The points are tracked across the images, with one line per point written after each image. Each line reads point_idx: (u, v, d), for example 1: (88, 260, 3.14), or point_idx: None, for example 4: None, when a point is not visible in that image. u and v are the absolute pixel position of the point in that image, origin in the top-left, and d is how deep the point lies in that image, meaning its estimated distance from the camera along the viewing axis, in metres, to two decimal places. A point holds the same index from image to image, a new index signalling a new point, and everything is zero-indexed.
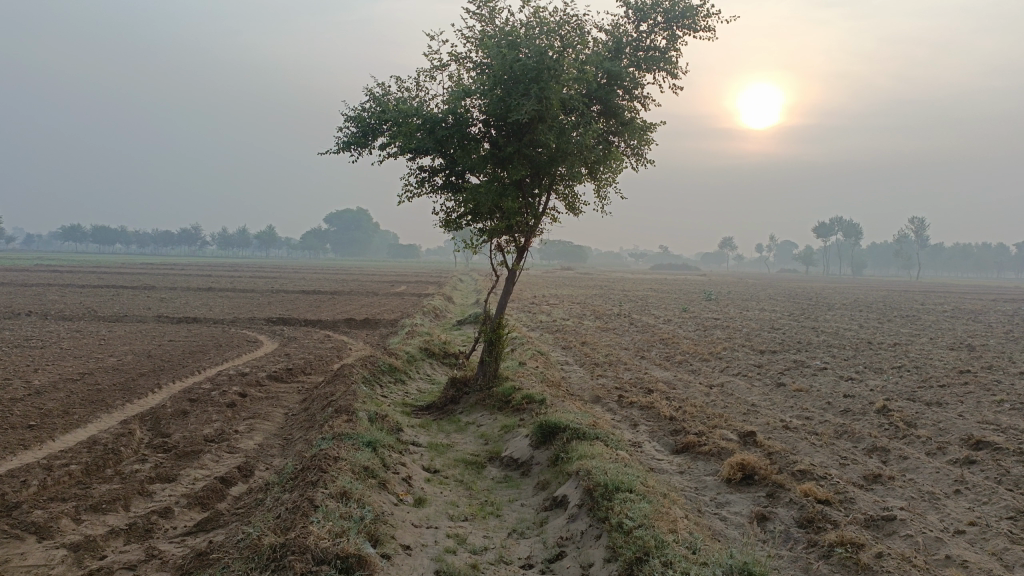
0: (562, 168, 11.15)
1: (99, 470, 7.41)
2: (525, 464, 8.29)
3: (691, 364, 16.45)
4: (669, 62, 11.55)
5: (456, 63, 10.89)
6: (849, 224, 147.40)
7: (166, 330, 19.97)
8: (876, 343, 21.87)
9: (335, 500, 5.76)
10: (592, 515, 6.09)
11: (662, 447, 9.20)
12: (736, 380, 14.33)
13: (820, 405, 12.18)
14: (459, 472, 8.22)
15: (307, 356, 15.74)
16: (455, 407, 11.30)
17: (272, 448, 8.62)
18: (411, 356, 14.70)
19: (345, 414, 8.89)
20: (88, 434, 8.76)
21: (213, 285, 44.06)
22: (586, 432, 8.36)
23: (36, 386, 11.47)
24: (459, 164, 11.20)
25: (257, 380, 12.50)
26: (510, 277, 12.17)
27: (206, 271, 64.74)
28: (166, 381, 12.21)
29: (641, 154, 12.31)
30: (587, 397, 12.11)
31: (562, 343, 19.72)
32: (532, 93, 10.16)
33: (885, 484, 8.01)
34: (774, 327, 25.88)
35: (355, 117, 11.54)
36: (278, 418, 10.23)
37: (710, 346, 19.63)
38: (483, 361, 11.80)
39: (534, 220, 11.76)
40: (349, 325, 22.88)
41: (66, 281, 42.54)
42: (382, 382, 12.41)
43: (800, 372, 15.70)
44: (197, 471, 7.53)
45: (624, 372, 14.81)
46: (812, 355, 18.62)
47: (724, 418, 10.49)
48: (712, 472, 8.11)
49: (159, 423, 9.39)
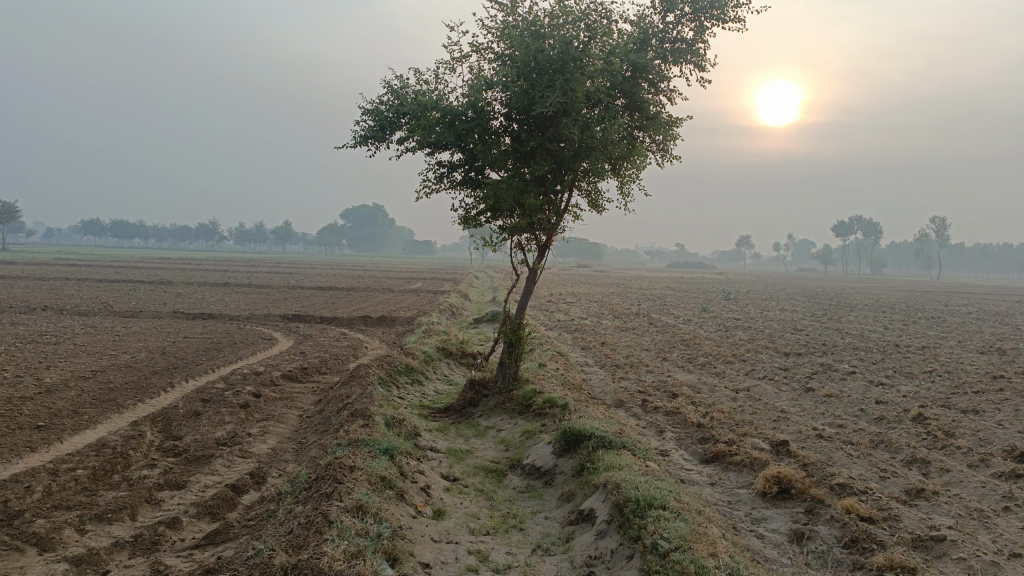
0: (586, 164, 10.77)
1: (107, 475, 7.13)
2: (548, 473, 7.93)
3: (715, 367, 16.02)
4: (696, 55, 11.14)
5: (477, 53, 10.53)
6: (869, 224, 145.61)
7: (181, 327, 19.75)
8: (904, 346, 21.28)
9: (351, 514, 5.43)
10: (623, 534, 5.74)
11: (690, 456, 8.80)
12: (763, 385, 13.88)
13: (852, 412, 11.72)
14: (479, 481, 7.88)
15: (322, 354, 15.47)
16: (473, 410, 10.96)
17: (286, 453, 8.31)
18: (428, 356, 14.38)
19: (361, 418, 8.56)
20: (98, 435, 8.50)
21: (230, 280, 44.10)
22: (612, 440, 7.99)
23: (46, 384, 11.24)
24: (479, 159, 10.85)
25: (272, 380, 12.23)
26: (530, 276, 11.79)
27: (223, 267, 65.00)
28: (179, 380, 11.95)
29: (666, 150, 11.90)
30: (610, 401, 11.73)
31: (581, 344, 19.35)
32: (556, 85, 9.79)
33: (929, 499, 7.57)
34: (797, 328, 25.34)
35: (373, 110, 11.22)
36: (292, 421, 9.94)
37: (733, 347, 19.16)
38: (502, 363, 11.45)
39: (556, 217, 11.40)
40: (365, 323, 22.59)
41: (83, 275, 42.71)
42: (398, 383, 12.10)
43: (828, 376, 15.20)
44: (208, 477, 7.24)
45: (647, 375, 14.41)
46: (839, 358, 18.10)
47: (754, 426, 10.07)
48: (745, 485, 7.72)
49: (170, 425, 9.11)
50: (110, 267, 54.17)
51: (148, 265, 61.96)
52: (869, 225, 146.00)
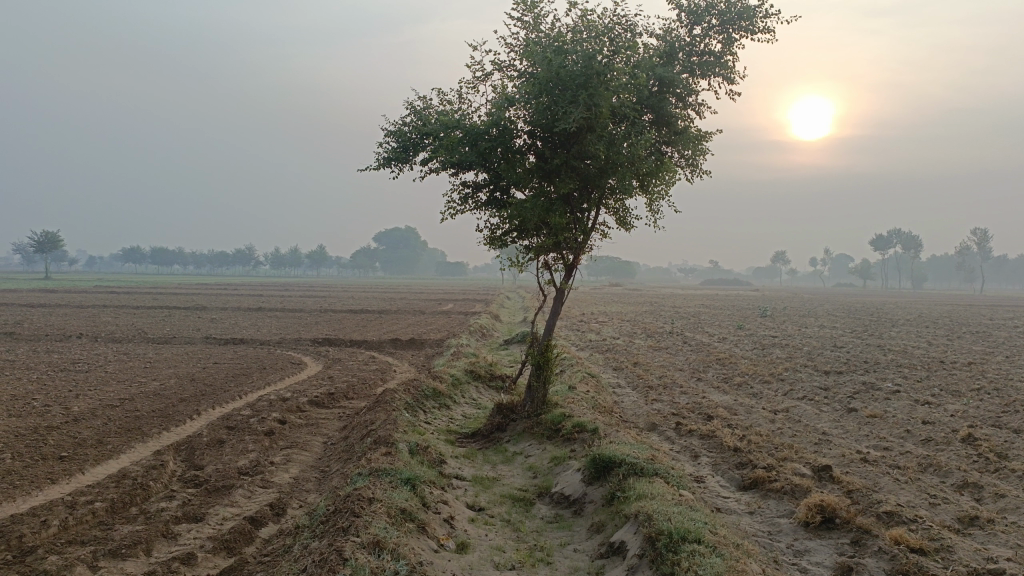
0: (613, 181, 10.51)
1: (124, 508, 6.98)
2: (578, 502, 7.61)
3: (752, 387, 15.53)
4: (725, 67, 10.86)
5: (499, 71, 10.35)
6: (908, 237, 142.75)
7: (212, 352, 19.79)
8: (949, 362, 20.52)
9: (367, 551, 5.19)
10: (655, 570, 5.40)
11: (727, 483, 8.41)
12: (802, 405, 13.38)
13: (897, 434, 11.19)
14: (506, 511, 7.59)
15: (350, 378, 15.32)
16: (501, 435, 10.68)
17: (308, 482, 8.10)
18: (456, 379, 14.15)
19: (383, 445, 8.34)
20: (120, 466, 8.39)
21: (264, 304, 44.48)
22: (644, 467, 7.65)
23: (74, 412, 11.23)
24: (504, 179, 10.64)
25: (298, 406, 12.08)
26: (558, 297, 11.50)
27: (258, 291, 65.90)
28: (206, 407, 11.88)
29: (696, 165, 11.60)
30: (642, 424, 11.36)
31: (613, 364, 18.95)
32: (580, 100, 9.57)
33: (985, 528, 7.10)
34: (836, 345, 24.61)
35: (396, 131, 11.09)
36: (316, 448, 9.75)
37: (770, 366, 18.62)
38: (530, 386, 11.16)
39: (583, 236, 11.09)
40: (394, 346, 22.45)
41: (120, 302, 43.46)
42: (425, 408, 11.88)
43: (871, 395, 14.63)
44: (226, 509, 7.05)
45: (680, 396, 14.01)
46: (881, 376, 17.47)
47: (794, 449, 9.64)
48: (785, 514, 7.32)
49: (193, 454, 8.98)
50: (148, 294, 55.30)
51: (184, 291, 62.76)
52: (908, 238, 143.08)
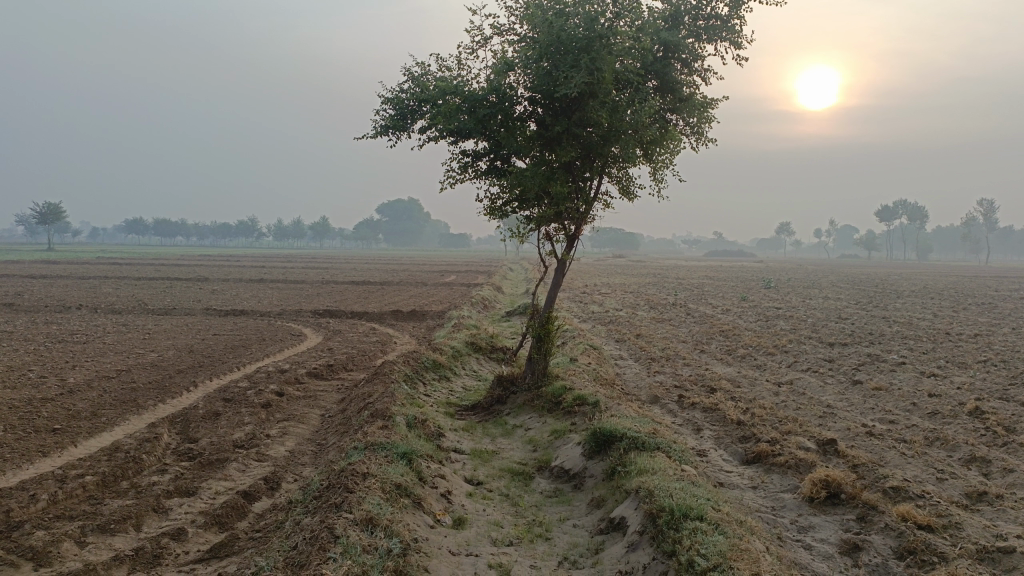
0: (616, 149, 10.21)
1: (116, 482, 6.85)
2: (577, 477, 7.46)
3: (756, 359, 15.37)
4: (732, 32, 10.53)
5: (499, 35, 10.02)
6: (914, 209, 141.84)
7: (212, 324, 19.64)
8: (955, 334, 20.31)
9: (359, 528, 5.05)
10: (656, 548, 5.27)
11: (730, 457, 8.26)
12: (807, 377, 13.21)
13: (903, 407, 11.03)
14: (505, 485, 7.45)
15: (350, 350, 15.18)
16: (501, 408, 10.55)
17: (304, 456, 7.96)
18: (457, 351, 13.99)
19: (380, 419, 8.19)
20: (113, 439, 8.27)
21: (266, 276, 44.39)
22: (646, 441, 7.50)
23: (70, 384, 11.10)
24: (504, 147, 10.37)
25: (296, 378, 11.95)
26: (559, 268, 11.28)
27: (260, 262, 65.89)
28: (203, 379, 11.74)
29: (702, 133, 11.31)
30: (644, 397, 11.21)
31: (616, 336, 18.79)
32: (582, 65, 9.26)
33: (994, 503, 6.94)
34: (841, 317, 24.40)
35: (393, 98, 10.79)
36: (314, 421, 9.62)
37: (774, 338, 18.45)
38: (531, 359, 10.99)
39: (585, 206, 10.81)
40: (396, 317, 22.28)
41: (121, 273, 43.38)
42: (425, 380, 11.73)
43: (877, 368, 14.46)
44: (220, 483, 6.91)
45: (683, 368, 13.85)
46: (886, 348, 17.28)
47: (799, 423, 9.48)
48: (789, 489, 7.18)
49: (188, 426, 8.85)
50: (150, 265, 55.32)
51: (187, 263, 62.58)
52: (913, 209, 142.11)
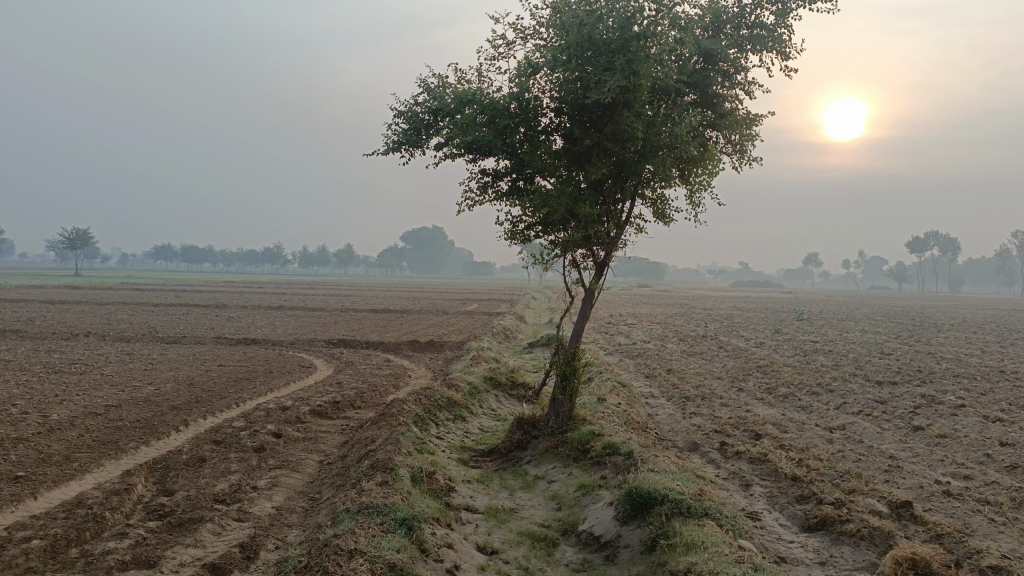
0: (652, 166, 9.14)
1: (65, 549, 5.82)
2: (610, 546, 6.31)
3: (800, 399, 14.11)
4: (779, 42, 9.50)
5: (523, 39, 9.06)
6: (946, 240, 138.34)
7: (220, 353, 18.72)
8: (1011, 373, 18.83)
9: None
10: None
11: (788, 522, 7.07)
12: (862, 422, 11.91)
13: (976, 459, 9.72)
14: (524, 555, 6.32)
15: (360, 385, 14.12)
16: (522, 454, 9.43)
17: (292, 515, 6.88)
18: (474, 388, 12.90)
19: (381, 471, 7.12)
20: (80, 490, 7.28)
21: (284, 303, 43.79)
22: (691, 505, 6.35)
23: (51, 422, 10.15)
24: (527, 166, 9.35)
25: (298, 416, 10.93)
26: (586, 298, 10.15)
27: (281, 289, 65.74)
28: (196, 416, 10.75)
29: (745, 151, 10.23)
30: (681, 445, 10.02)
31: (645, 371, 17.59)
32: (617, 67, 8.28)
33: None
34: (884, 352, 22.92)
35: (406, 112, 9.84)
36: (310, 469, 8.56)
37: (817, 376, 17.09)
38: (555, 400, 9.84)
39: (616, 230, 9.69)
40: (413, 349, 21.20)
41: (140, 299, 42.94)
42: (438, 421, 10.65)
43: (936, 411, 13.08)
44: (187, 551, 5.85)
45: (722, 409, 12.63)
46: (940, 387, 15.89)
47: (863, 479, 8.24)
48: (865, 568, 5.97)
49: (167, 476, 7.84)
50: (171, 291, 55.20)
51: (209, 289, 61.89)
52: (945, 240, 138.95)
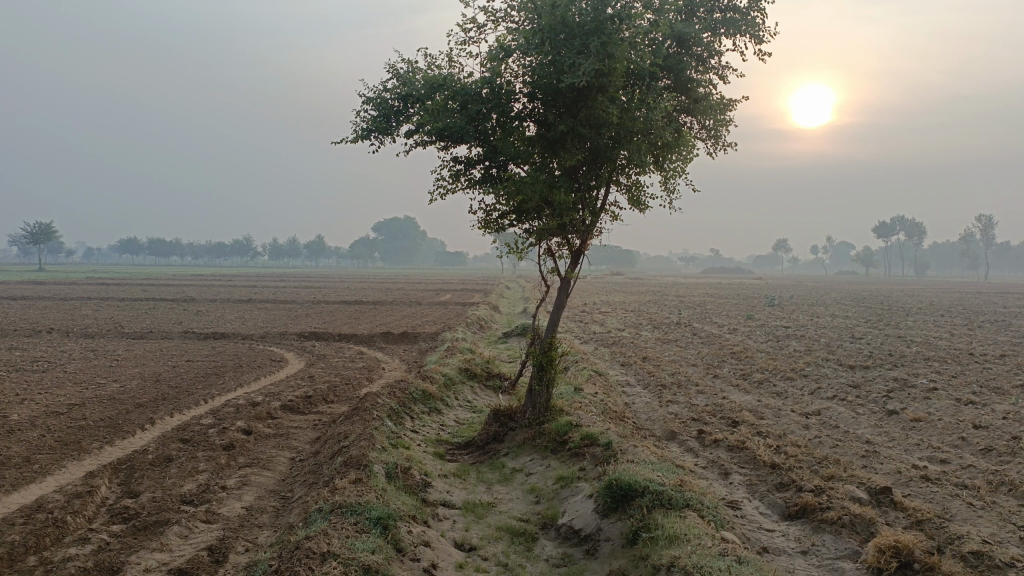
0: (627, 153, 8.99)
1: (24, 556, 5.56)
2: (590, 540, 6.20)
3: (775, 384, 14.13)
4: (753, 25, 9.39)
5: (494, 23, 8.83)
6: (912, 226, 140.60)
7: (188, 348, 18.30)
8: (979, 355, 19.08)
9: None
10: None
11: (768, 510, 7.01)
12: (837, 407, 11.94)
13: (951, 442, 9.76)
14: (503, 551, 6.18)
15: (333, 378, 13.86)
16: (498, 446, 9.28)
17: (263, 515, 6.66)
18: (449, 379, 12.72)
19: (355, 468, 6.92)
20: (39, 494, 6.99)
21: (255, 296, 43.19)
22: (672, 497, 6.25)
23: (10, 423, 9.77)
24: (500, 153, 9.15)
25: (268, 412, 10.66)
26: (562, 287, 10.00)
27: (252, 282, 64.96)
28: (162, 414, 10.44)
29: (720, 137, 10.13)
30: (659, 433, 9.94)
31: (620, 359, 17.53)
32: (591, 49, 8.10)
33: None
34: (855, 336, 23.12)
35: (375, 99, 9.57)
36: (282, 467, 8.33)
37: (791, 361, 17.15)
38: (532, 391, 9.69)
39: (591, 218, 9.54)
40: (386, 341, 20.93)
41: (105, 294, 42.05)
42: (413, 414, 10.45)
43: (909, 394, 13.16)
44: (152, 555, 5.62)
45: (698, 396, 12.59)
46: (912, 371, 16.03)
47: (841, 465, 8.22)
48: (847, 557, 5.91)
49: (132, 477, 7.57)
50: (139, 285, 54.26)
51: (178, 282, 60.70)
52: (911, 225, 141.20)
